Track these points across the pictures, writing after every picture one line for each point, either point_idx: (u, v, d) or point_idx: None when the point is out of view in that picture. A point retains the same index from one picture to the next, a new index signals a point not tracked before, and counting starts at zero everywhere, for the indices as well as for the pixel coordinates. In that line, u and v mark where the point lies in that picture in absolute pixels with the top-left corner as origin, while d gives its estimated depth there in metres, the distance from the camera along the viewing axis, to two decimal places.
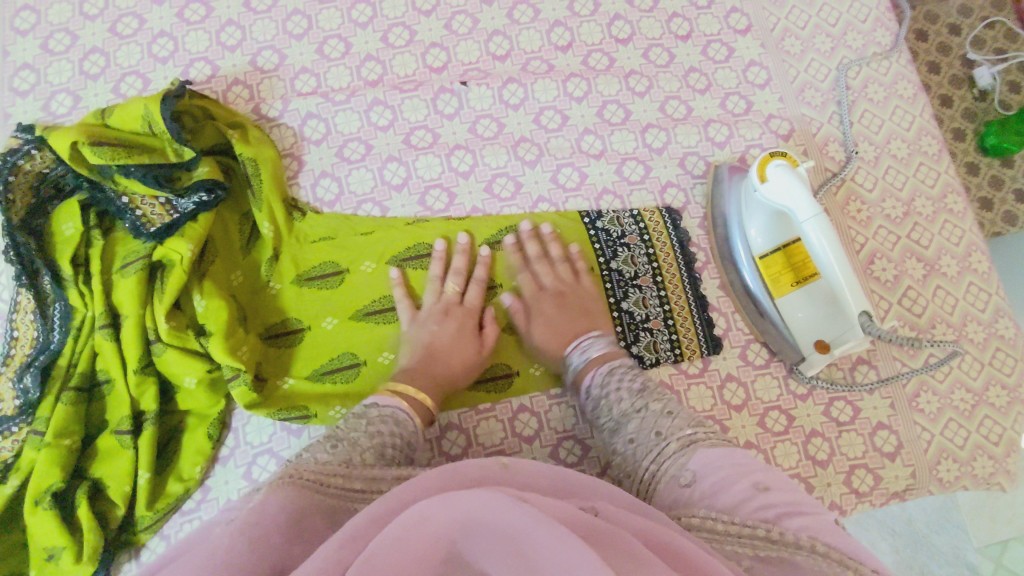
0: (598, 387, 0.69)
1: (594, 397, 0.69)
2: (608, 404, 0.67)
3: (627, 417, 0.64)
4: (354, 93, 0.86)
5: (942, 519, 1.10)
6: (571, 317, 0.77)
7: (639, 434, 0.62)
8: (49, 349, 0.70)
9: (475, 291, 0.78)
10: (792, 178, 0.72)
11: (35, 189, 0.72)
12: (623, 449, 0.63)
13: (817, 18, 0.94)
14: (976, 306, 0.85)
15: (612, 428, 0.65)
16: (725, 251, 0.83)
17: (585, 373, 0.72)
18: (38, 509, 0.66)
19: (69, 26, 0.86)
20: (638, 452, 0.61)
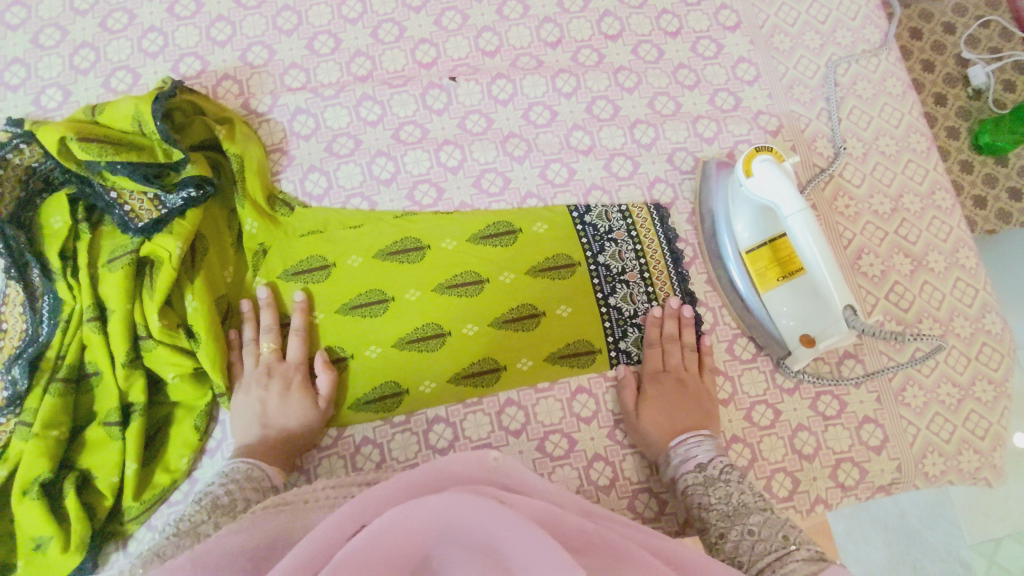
0: (715, 471, 0.69)
1: (707, 482, 0.68)
2: (723, 492, 0.66)
3: (744, 511, 0.63)
4: (343, 88, 0.86)
5: (935, 515, 1.10)
6: (685, 408, 0.76)
7: (761, 529, 0.61)
8: (37, 342, 0.70)
9: (294, 344, 0.75)
10: (778, 173, 0.72)
11: (24, 182, 0.72)
12: (735, 537, 0.62)
13: (806, 16, 0.95)
14: (964, 302, 0.85)
15: (721, 515, 0.64)
16: (712, 248, 0.83)
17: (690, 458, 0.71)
18: (25, 498, 0.66)
19: (60, 21, 0.86)
20: (756, 546, 0.59)
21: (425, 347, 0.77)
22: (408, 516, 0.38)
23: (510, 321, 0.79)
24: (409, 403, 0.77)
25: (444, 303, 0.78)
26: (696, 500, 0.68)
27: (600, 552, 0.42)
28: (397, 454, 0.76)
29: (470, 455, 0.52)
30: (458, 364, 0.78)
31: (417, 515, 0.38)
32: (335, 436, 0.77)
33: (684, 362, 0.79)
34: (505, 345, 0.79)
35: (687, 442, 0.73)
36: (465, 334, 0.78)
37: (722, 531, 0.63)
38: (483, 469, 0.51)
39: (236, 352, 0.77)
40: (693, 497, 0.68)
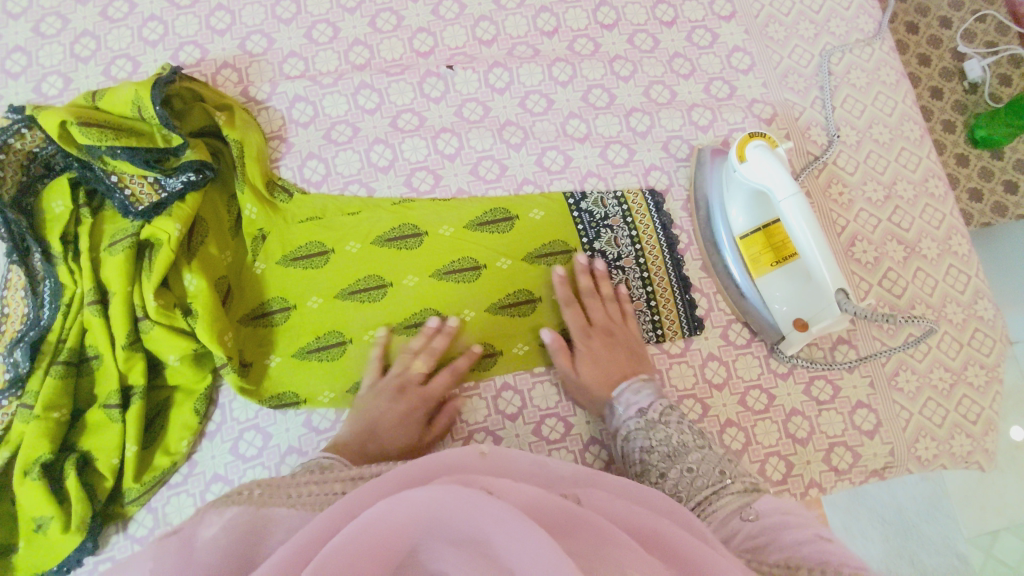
0: (656, 415, 0.69)
1: (650, 426, 0.69)
2: (665, 434, 0.67)
3: (683, 450, 0.65)
4: (341, 76, 0.87)
5: (932, 508, 1.10)
6: (613, 356, 0.77)
7: (698, 466, 0.63)
8: (39, 325, 0.71)
9: (445, 376, 0.76)
10: (771, 157, 0.73)
11: (25, 167, 0.73)
12: (675, 475, 0.64)
13: (801, 5, 0.96)
14: (956, 288, 0.86)
15: (663, 456, 0.66)
16: (707, 234, 0.84)
17: (633, 403, 0.72)
18: (26, 479, 0.67)
19: (61, 9, 0.87)
20: (695, 480, 0.62)
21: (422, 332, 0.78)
22: (392, 510, 0.38)
23: (507, 306, 0.80)
24: None
25: (440, 289, 0.79)
26: (639, 443, 0.68)
27: (590, 533, 0.42)
28: None
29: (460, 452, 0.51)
30: (454, 349, 0.79)
31: (401, 510, 0.38)
32: (333, 420, 0.77)
33: (604, 313, 0.79)
34: (502, 330, 0.79)
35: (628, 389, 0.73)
36: (462, 320, 0.79)
37: (664, 472, 0.65)
38: (475, 459, 0.50)
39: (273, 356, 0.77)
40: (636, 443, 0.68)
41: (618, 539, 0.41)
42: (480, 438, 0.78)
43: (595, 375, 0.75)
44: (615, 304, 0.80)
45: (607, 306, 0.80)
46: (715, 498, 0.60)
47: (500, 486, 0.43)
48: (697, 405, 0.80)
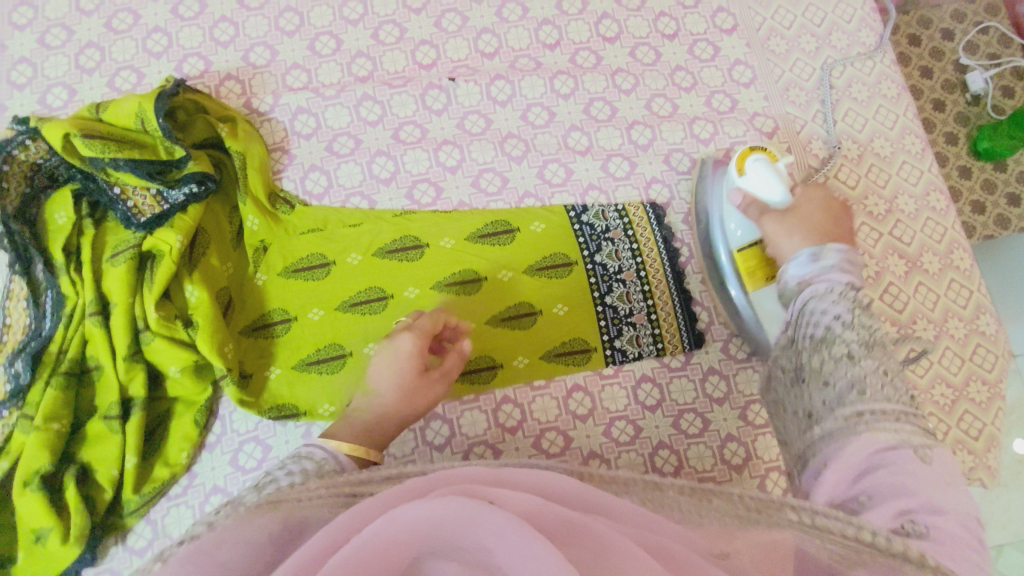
0: (866, 299, 0.69)
1: (856, 305, 0.68)
2: (868, 322, 0.67)
3: (875, 347, 0.66)
4: (343, 88, 0.87)
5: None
6: (827, 219, 0.74)
7: (892, 370, 0.65)
8: (40, 336, 0.71)
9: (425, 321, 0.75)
10: (771, 172, 0.75)
11: (29, 178, 0.74)
12: (864, 367, 0.64)
13: (803, 18, 0.96)
14: (958, 303, 0.86)
15: (857, 339, 0.66)
16: (706, 246, 0.83)
17: (836, 272, 0.70)
18: (25, 490, 0.67)
19: (66, 21, 0.88)
20: (869, 380, 0.64)
21: None
22: (394, 526, 0.38)
23: (507, 319, 0.80)
24: None
25: (441, 301, 0.79)
26: (833, 313, 0.68)
27: (591, 540, 0.42)
28: (394, 451, 0.77)
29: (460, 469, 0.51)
30: None
31: (400, 527, 0.38)
32: None
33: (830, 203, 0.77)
34: (502, 343, 0.80)
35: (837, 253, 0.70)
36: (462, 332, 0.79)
37: (854, 354, 0.66)
38: (477, 471, 0.51)
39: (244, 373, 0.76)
40: (829, 310, 0.68)
41: (621, 548, 0.41)
42: (480, 451, 0.78)
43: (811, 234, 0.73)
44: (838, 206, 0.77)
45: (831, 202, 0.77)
46: (900, 420, 0.60)
47: (500, 496, 0.43)
48: (697, 419, 0.80)
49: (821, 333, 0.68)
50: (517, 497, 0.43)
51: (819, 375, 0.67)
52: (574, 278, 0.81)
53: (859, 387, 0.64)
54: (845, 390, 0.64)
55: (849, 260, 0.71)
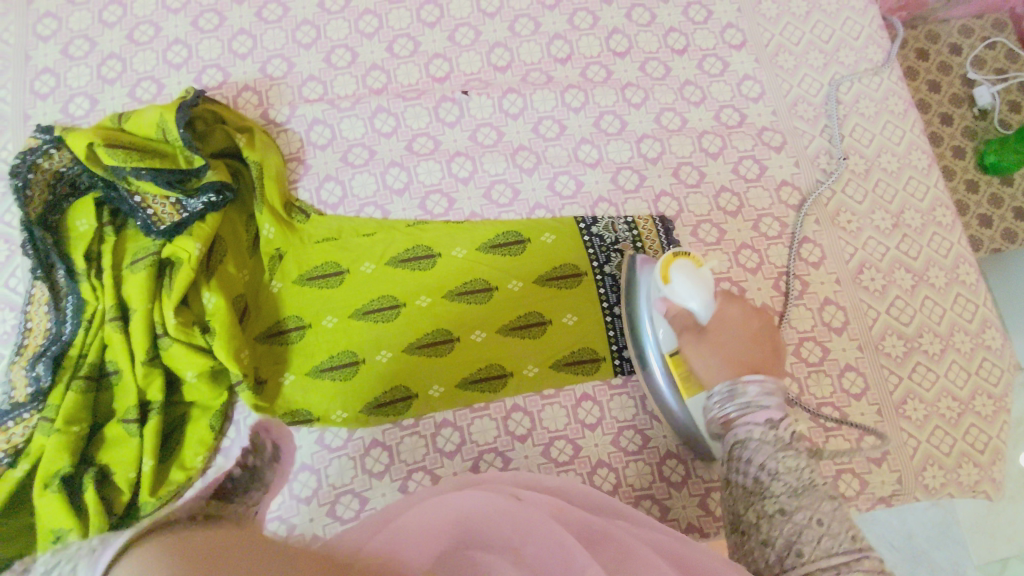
0: (787, 436, 0.57)
1: (779, 447, 0.56)
2: (795, 464, 0.53)
3: (812, 491, 0.51)
4: (359, 100, 0.89)
5: (943, 535, 1.06)
6: (748, 341, 0.67)
7: (831, 520, 0.48)
8: (61, 340, 0.73)
9: None
10: (694, 285, 0.69)
11: (52, 186, 0.76)
12: (800, 519, 0.49)
13: (811, 35, 0.97)
14: (964, 317, 0.87)
15: (788, 490, 0.51)
16: (634, 344, 0.78)
17: (757, 408, 0.60)
18: (46, 491, 0.69)
19: (89, 33, 0.90)
20: (822, 540, 0.47)
21: (433, 352, 0.79)
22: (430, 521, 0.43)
23: (517, 328, 0.81)
24: (419, 406, 0.78)
25: (453, 310, 0.80)
26: (756, 461, 0.55)
27: (607, 540, 0.46)
28: (405, 457, 0.78)
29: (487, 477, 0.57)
30: (464, 370, 0.80)
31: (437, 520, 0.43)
32: (345, 437, 0.78)
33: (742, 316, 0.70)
34: (512, 352, 0.81)
35: (755, 387, 0.62)
36: (473, 341, 0.80)
37: (785, 508, 0.50)
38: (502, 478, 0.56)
39: (260, 378, 0.78)
40: (751, 457, 0.56)
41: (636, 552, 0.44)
42: (489, 459, 0.79)
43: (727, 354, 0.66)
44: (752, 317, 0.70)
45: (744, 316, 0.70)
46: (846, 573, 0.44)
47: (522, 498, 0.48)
48: None
49: (752, 485, 0.54)
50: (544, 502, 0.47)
51: (756, 533, 0.51)
52: (584, 288, 0.83)
53: (797, 548, 0.47)
54: (784, 551, 0.48)
55: (769, 392, 0.61)
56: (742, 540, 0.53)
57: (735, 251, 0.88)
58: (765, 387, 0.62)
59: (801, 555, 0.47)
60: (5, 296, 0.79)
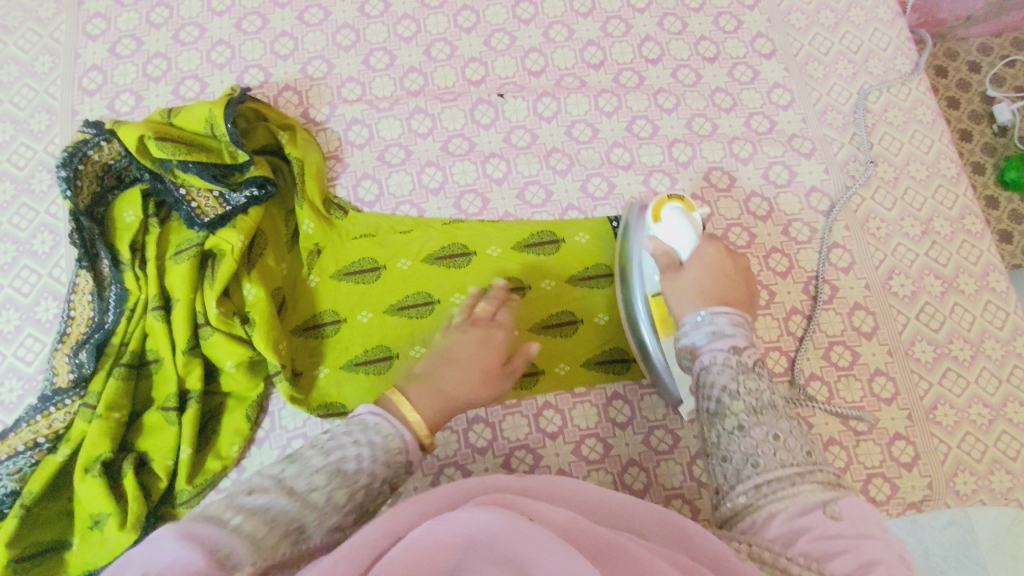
0: (750, 361, 0.58)
1: (742, 370, 0.56)
2: (756, 386, 0.55)
3: (770, 410, 0.54)
4: (397, 101, 0.91)
5: (959, 555, 0.95)
6: (723, 281, 0.66)
7: (787, 436, 0.52)
8: (103, 328, 0.74)
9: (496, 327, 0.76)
10: (684, 224, 0.70)
11: (99, 178, 0.78)
12: (758, 435, 0.52)
13: (840, 45, 0.99)
14: (995, 324, 0.87)
15: (746, 408, 0.54)
16: (623, 287, 0.78)
17: (722, 336, 0.59)
18: (87, 476, 0.70)
19: (136, 33, 0.92)
20: (777, 453, 0.51)
21: None
22: (432, 532, 0.38)
23: (550, 326, 0.82)
24: None
25: None
26: (720, 382, 0.56)
27: (629, 561, 0.39)
28: (437, 452, 0.78)
29: (493, 478, 0.51)
30: None
31: (440, 531, 0.38)
32: None
33: (714, 251, 0.69)
34: (545, 350, 0.81)
35: (722, 317, 0.60)
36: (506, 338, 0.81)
37: (744, 425, 0.53)
38: (510, 483, 0.51)
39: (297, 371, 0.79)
40: (715, 380, 0.56)
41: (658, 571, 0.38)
42: (521, 455, 0.79)
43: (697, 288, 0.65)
44: (729, 256, 0.69)
45: (720, 253, 0.69)
46: (799, 484, 0.49)
47: (536, 511, 0.42)
48: None
49: (714, 407, 0.55)
50: (552, 510, 0.43)
51: (716, 451, 0.54)
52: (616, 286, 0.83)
53: (755, 459, 0.51)
54: (741, 463, 0.52)
55: (736, 323, 0.60)
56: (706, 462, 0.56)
57: (765, 255, 0.88)
58: (733, 317, 0.61)
59: (759, 464, 0.51)
60: (50, 285, 0.81)
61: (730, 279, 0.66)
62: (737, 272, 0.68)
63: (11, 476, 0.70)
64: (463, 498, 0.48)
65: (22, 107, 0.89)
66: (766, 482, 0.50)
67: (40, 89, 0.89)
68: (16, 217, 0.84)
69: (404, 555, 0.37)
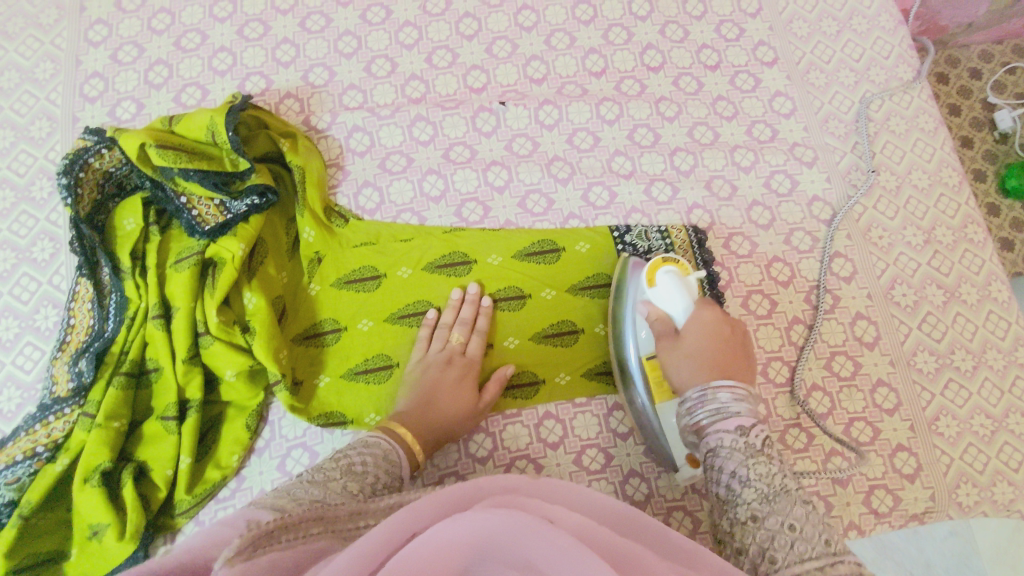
0: (758, 443, 0.57)
1: (750, 454, 0.56)
2: (767, 471, 0.55)
3: (784, 496, 0.53)
4: (398, 109, 0.91)
5: (961, 564, 0.95)
6: (720, 344, 0.66)
7: (803, 524, 0.50)
8: (103, 337, 0.74)
9: (477, 341, 0.79)
10: (678, 289, 0.71)
11: (100, 186, 0.78)
12: (772, 526, 0.51)
13: (842, 53, 0.99)
14: (997, 334, 0.86)
15: (759, 496, 0.53)
16: (616, 347, 0.77)
17: (726, 415, 0.59)
18: (86, 486, 0.69)
19: (137, 39, 0.92)
20: (795, 545, 0.48)
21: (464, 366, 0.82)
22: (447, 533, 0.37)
23: (551, 336, 0.82)
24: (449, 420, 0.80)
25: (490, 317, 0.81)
26: (728, 468, 0.56)
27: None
28: (437, 462, 0.78)
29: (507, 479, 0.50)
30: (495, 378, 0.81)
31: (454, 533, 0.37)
32: None
33: (711, 316, 0.69)
34: (546, 359, 0.81)
35: (725, 394, 0.60)
36: (507, 347, 0.81)
37: (757, 514, 0.52)
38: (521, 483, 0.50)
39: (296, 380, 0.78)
40: (723, 466, 0.57)
41: None
42: (522, 465, 0.78)
43: (696, 357, 0.65)
44: (726, 321, 0.69)
45: (716, 317, 0.69)
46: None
47: (552, 514, 0.42)
48: None
49: (724, 494, 0.56)
50: (566, 514, 0.42)
51: (732, 543, 0.53)
52: None
53: (770, 553, 0.49)
54: (757, 556, 0.50)
55: (738, 398, 0.60)
56: (723, 551, 0.55)
57: (767, 264, 0.88)
58: (736, 393, 0.60)
59: (775, 559, 0.48)
60: (50, 293, 0.81)
61: (727, 346, 0.66)
62: (734, 337, 0.68)
63: (10, 485, 0.70)
64: (470, 501, 0.46)
65: (23, 113, 0.88)
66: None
67: (41, 96, 0.89)
68: (16, 224, 0.84)
69: (415, 554, 0.36)
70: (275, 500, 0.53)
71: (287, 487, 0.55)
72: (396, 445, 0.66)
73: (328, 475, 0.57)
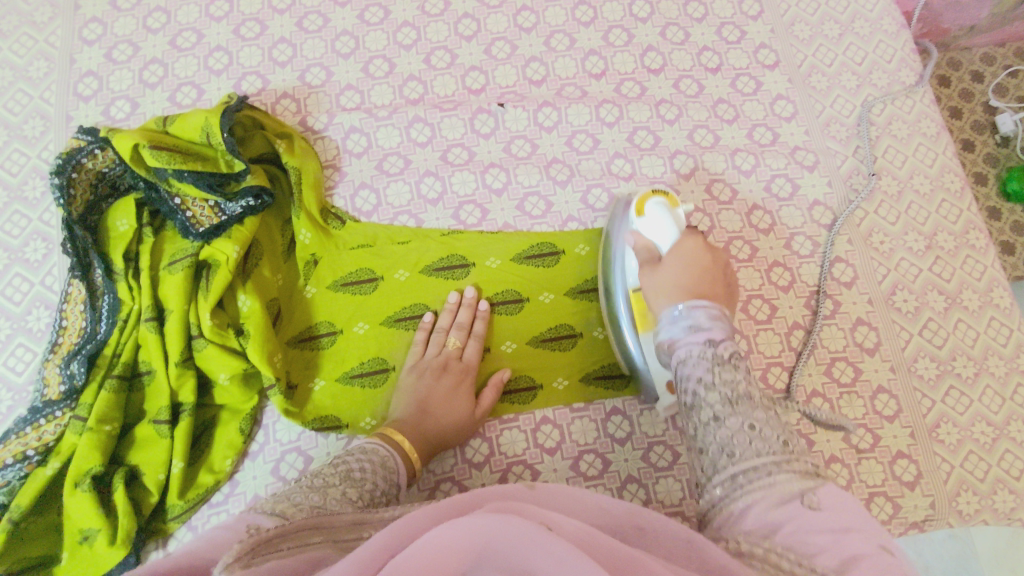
0: (727, 354, 0.55)
1: (719, 361, 0.54)
2: (732, 377, 0.53)
3: (746, 399, 0.52)
4: (396, 110, 0.90)
5: (960, 569, 0.94)
6: (704, 272, 0.65)
7: (763, 425, 0.51)
8: (95, 339, 0.73)
9: (472, 348, 0.78)
10: (665, 218, 0.71)
11: (93, 187, 0.77)
12: (733, 425, 0.51)
13: (844, 57, 0.98)
14: (998, 341, 0.86)
15: (722, 398, 0.52)
16: (605, 285, 0.78)
17: (701, 328, 0.57)
18: (76, 490, 0.68)
19: (133, 38, 0.91)
20: (754, 443, 0.49)
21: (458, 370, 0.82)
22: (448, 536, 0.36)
23: (549, 341, 0.81)
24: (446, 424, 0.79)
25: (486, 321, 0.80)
26: (695, 375, 0.54)
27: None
28: (433, 467, 0.77)
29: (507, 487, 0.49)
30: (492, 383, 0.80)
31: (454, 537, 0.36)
32: None
33: (695, 246, 0.68)
34: (543, 364, 0.80)
35: (701, 312, 0.59)
36: (504, 352, 0.81)
37: (718, 415, 0.52)
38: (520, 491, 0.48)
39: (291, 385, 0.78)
40: (691, 372, 0.55)
41: None
42: (518, 470, 0.77)
43: (676, 280, 0.64)
44: (710, 250, 0.68)
45: (700, 247, 0.68)
46: (776, 474, 0.47)
47: (551, 522, 0.40)
48: None
49: (690, 400, 0.54)
50: (566, 522, 0.40)
51: (693, 445, 0.53)
52: None
53: (730, 449, 0.50)
54: (717, 454, 0.51)
55: (714, 317, 0.58)
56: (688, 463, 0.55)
57: (767, 269, 0.87)
58: (711, 311, 0.59)
59: (734, 455, 0.50)
60: (42, 294, 0.80)
61: (710, 272, 0.65)
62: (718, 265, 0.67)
63: None
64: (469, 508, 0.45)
65: (16, 112, 0.88)
66: (743, 472, 0.48)
67: (35, 95, 0.88)
68: (9, 223, 0.83)
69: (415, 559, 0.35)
70: (273, 506, 0.51)
71: (283, 494, 0.54)
72: (388, 450, 0.65)
73: (327, 481, 0.56)
